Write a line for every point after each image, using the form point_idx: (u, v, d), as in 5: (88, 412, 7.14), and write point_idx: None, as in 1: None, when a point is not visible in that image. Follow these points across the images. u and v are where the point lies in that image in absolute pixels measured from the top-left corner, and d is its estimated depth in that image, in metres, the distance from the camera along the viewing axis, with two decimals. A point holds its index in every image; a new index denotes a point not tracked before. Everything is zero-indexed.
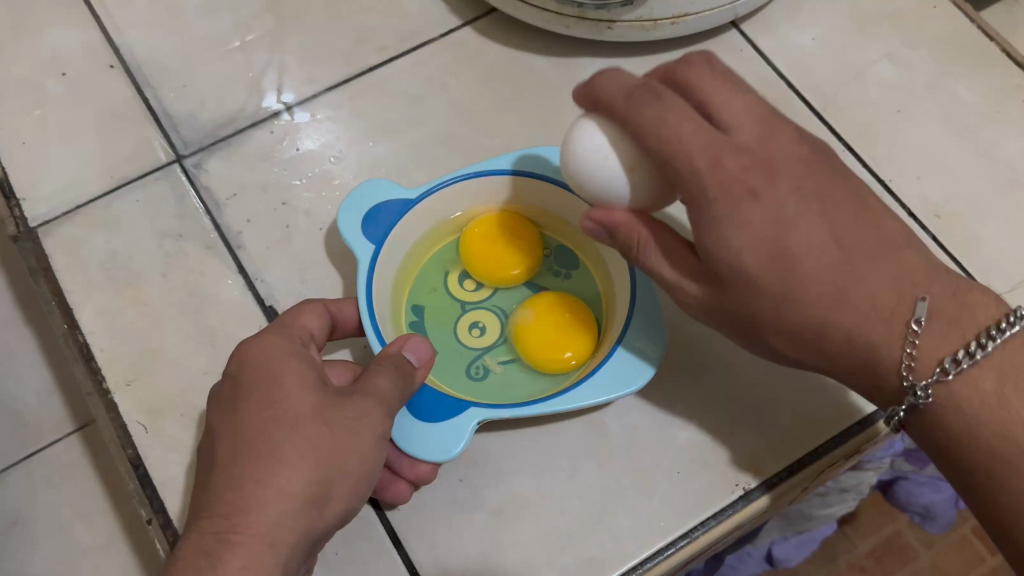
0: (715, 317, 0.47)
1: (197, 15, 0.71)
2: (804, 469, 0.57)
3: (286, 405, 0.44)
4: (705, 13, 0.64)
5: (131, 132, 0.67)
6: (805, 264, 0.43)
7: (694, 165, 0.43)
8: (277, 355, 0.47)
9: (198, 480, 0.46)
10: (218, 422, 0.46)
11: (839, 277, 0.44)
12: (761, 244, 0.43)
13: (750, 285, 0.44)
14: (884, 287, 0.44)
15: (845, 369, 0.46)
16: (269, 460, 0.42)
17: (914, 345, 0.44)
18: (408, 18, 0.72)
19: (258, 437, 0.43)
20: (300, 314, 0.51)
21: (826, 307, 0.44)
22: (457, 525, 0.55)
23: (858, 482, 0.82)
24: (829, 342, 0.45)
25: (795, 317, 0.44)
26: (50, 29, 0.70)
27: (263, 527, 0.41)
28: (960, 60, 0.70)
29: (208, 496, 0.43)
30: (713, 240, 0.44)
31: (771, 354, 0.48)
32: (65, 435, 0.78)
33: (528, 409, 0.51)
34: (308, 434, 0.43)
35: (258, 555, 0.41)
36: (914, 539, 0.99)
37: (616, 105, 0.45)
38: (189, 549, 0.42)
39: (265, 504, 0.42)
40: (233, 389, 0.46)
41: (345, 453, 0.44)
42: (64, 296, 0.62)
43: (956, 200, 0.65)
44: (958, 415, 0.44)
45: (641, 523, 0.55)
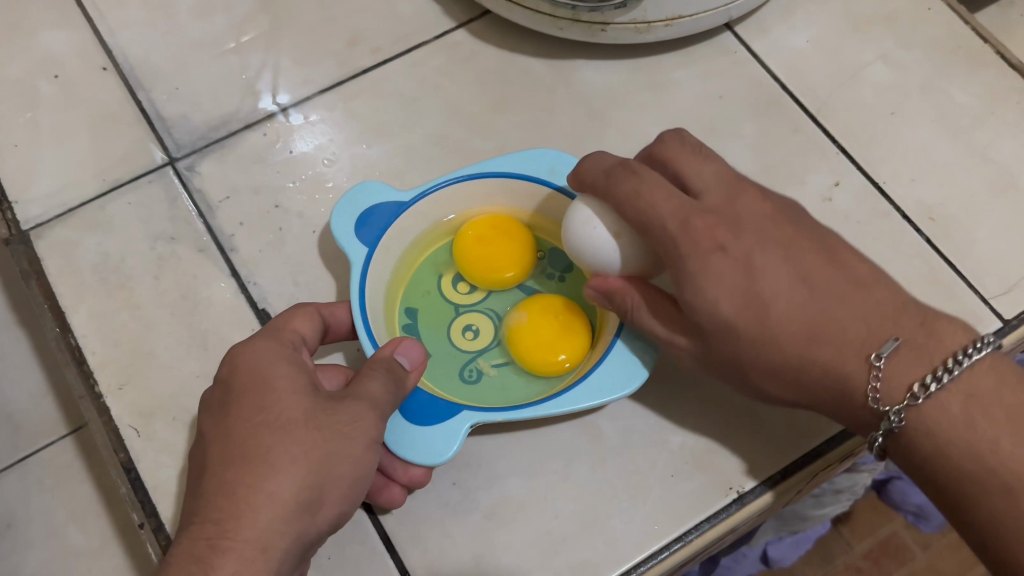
0: (707, 366, 0.50)
1: (191, 16, 0.71)
2: (798, 472, 0.57)
3: (278, 410, 0.44)
4: (699, 15, 0.64)
5: (124, 134, 0.67)
6: (777, 309, 0.47)
7: (661, 228, 0.48)
8: (269, 361, 0.47)
9: (190, 486, 0.45)
10: (210, 427, 0.46)
11: (811, 322, 0.47)
12: (734, 292, 0.47)
13: (728, 333, 0.47)
14: (857, 325, 0.47)
15: (828, 408, 0.49)
16: (261, 464, 0.42)
17: (881, 377, 0.46)
18: (402, 20, 0.71)
19: (250, 442, 0.43)
20: (291, 320, 0.51)
21: (801, 347, 0.47)
22: (450, 529, 0.55)
23: (852, 483, 0.82)
24: (808, 382, 0.48)
25: (773, 358, 0.47)
26: (42, 31, 0.70)
27: (254, 532, 0.41)
28: (954, 61, 0.70)
29: (199, 500, 0.43)
30: (689, 295, 0.47)
31: (760, 396, 0.51)
32: (59, 437, 0.78)
33: (522, 412, 0.51)
34: (300, 439, 0.43)
35: (249, 559, 0.41)
36: (911, 540, 0.98)
37: (598, 183, 0.51)
38: (180, 553, 0.41)
39: (257, 508, 0.41)
40: (225, 395, 0.46)
41: (337, 458, 0.44)
42: (55, 298, 0.61)
43: (950, 202, 0.65)
44: (930, 439, 0.45)
45: (634, 526, 0.55)
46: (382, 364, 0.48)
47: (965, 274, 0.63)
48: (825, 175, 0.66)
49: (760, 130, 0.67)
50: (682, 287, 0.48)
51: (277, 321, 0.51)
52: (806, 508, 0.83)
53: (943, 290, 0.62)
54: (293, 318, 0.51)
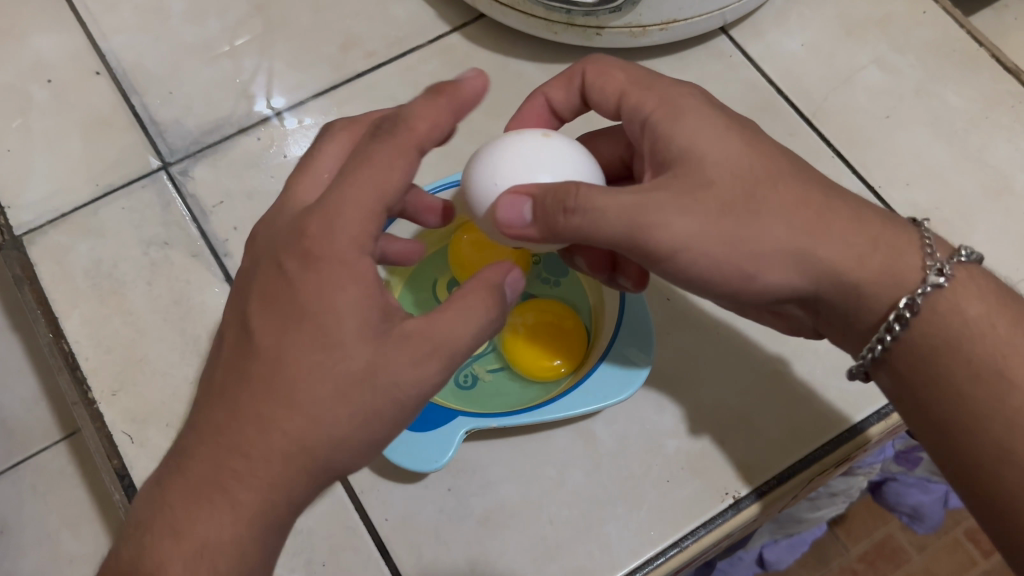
0: (696, 209, 0.42)
1: (184, 21, 0.71)
2: (794, 477, 0.56)
3: (341, 355, 0.38)
4: (693, 19, 0.64)
5: (117, 139, 0.67)
6: (785, 164, 0.45)
7: (672, 86, 0.48)
8: (344, 273, 0.39)
9: (220, 367, 0.41)
10: (257, 329, 0.40)
11: (821, 183, 0.45)
12: (735, 132, 0.45)
13: (737, 164, 0.44)
14: (866, 207, 0.46)
15: (848, 259, 0.44)
16: (305, 413, 0.38)
17: (926, 247, 0.45)
18: (396, 24, 0.71)
19: (298, 381, 0.38)
20: (382, 184, 0.41)
21: (818, 197, 0.44)
22: (445, 535, 0.55)
23: (847, 486, 0.81)
24: (829, 228, 0.44)
25: (787, 202, 0.43)
26: (34, 36, 0.70)
27: (278, 482, 0.38)
28: (948, 65, 0.70)
29: (228, 418, 0.39)
30: (693, 121, 0.45)
31: (773, 271, 0.43)
32: (53, 442, 0.77)
33: (516, 419, 0.51)
34: (353, 401, 0.39)
35: (271, 506, 0.39)
36: (906, 541, 0.98)
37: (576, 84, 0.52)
38: (197, 473, 0.39)
39: (287, 459, 0.38)
40: (287, 299, 0.39)
41: (383, 422, 0.40)
42: (48, 304, 0.61)
43: (945, 206, 0.65)
44: (962, 316, 0.43)
45: (629, 532, 0.55)
46: (487, 285, 0.42)
47: None
48: None
49: None
50: (674, 122, 0.45)
51: (363, 180, 0.40)
52: (801, 511, 0.82)
53: None
54: (388, 177, 0.41)
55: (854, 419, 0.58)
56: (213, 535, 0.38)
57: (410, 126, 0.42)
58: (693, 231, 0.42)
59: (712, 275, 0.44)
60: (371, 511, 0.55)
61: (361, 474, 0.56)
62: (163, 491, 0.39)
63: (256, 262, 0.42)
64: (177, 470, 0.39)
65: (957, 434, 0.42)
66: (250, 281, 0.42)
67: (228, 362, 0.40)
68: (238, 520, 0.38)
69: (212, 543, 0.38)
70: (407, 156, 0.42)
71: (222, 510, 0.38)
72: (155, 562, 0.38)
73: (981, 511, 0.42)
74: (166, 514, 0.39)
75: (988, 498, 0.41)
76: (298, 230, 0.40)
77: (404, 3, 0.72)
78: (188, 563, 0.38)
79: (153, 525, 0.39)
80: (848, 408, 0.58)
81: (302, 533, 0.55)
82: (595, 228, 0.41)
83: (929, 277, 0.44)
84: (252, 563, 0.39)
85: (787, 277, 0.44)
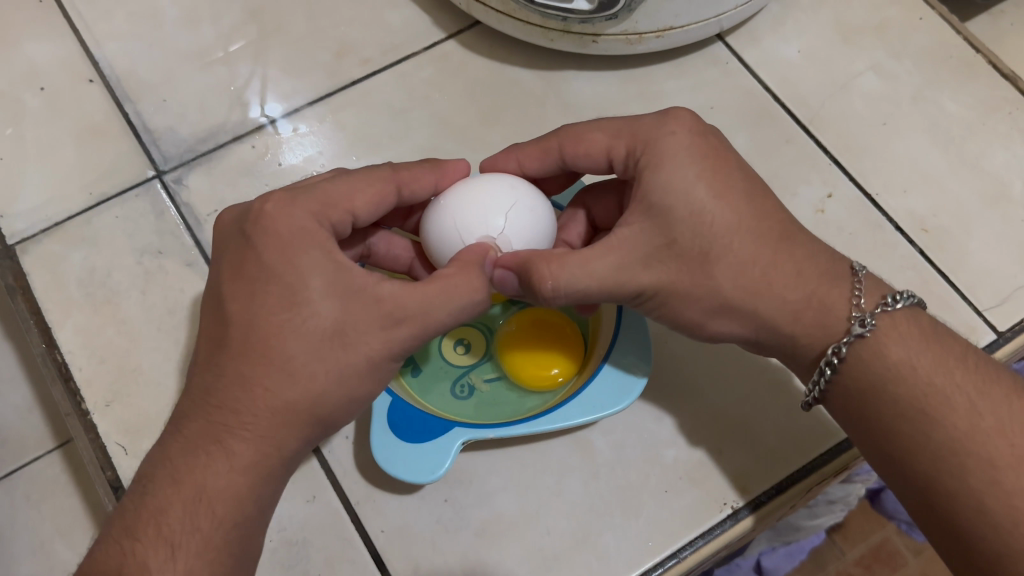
0: (659, 264, 0.47)
1: (178, 28, 0.71)
2: (793, 486, 0.56)
3: (307, 314, 0.43)
4: (690, 27, 0.63)
5: (110, 146, 0.66)
6: (747, 209, 0.47)
7: (652, 122, 0.48)
8: (308, 240, 0.44)
9: (203, 338, 0.46)
10: (228, 299, 0.45)
11: (779, 229, 0.48)
12: (709, 179, 0.46)
13: (702, 219, 0.46)
14: (811, 255, 0.48)
15: (784, 314, 0.47)
16: (284, 371, 0.43)
17: (855, 291, 0.48)
18: (391, 31, 0.71)
19: (272, 339, 0.43)
20: (356, 195, 0.48)
21: (773, 241, 0.47)
22: (442, 547, 0.54)
23: (846, 493, 0.81)
24: (770, 283, 0.47)
25: (740, 253, 0.46)
26: (27, 42, 0.69)
27: (267, 433, 0.44)
28: (945, 71, 0.70)
29: (215, 379, 0.44)
30: (668, 173, 0.46)
31: (712, 305, 0.48)
32: (46, 452, 0.76)
33: (513, 430, 0.51)
34: (325, 357, 0.44)
35: (264, 455, 0.44)
36: (903, 546, 0.97)
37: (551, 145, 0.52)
38: (193, 431, 0.44)
39: (273, 412, 0.43)
40: (254, 263, 0.44)
41: (358, 376, 0.45)
42: (42, 314, 0.61)
43: (942, 213, 0.65)
44: (883, 360, 0.46)
45: (628, 543, 0.54)
46: (472, 266, 0.46)
47: (958, 285, 0.62)
48: (817, 186, 0.66)
49: (751, 140, 0.67)
50: (654, 171, 0.46)
51: (341, 188, 0.48)
52: (801, 519, 0.82)
53: (936, 302, 0.62)
54: (362, 191, 0.48)
55: None
56: (211, 482, 0.43)
57: (395, 167, 0.50)
58: (661, 282, 0.47)
59: (681, 312, 0.49)
60: (366, 521, 0.55)
61: (357, 485, 0.56)
62: (161, 451, 0.45)
63: (222, 244, 0.47)
64: (176, 432, 0.45)
65: (894, 467, 0.45)
66: (221, 255, 0.47)
67: (208, 334, 0.46)
68: (232, 468, 0.43)
69: (209, 489, 0.43)
70: (384, 189, 0.49)
71: (216, 459, 0.43)
72: (158, 505, 0.42)
73: (941, 532, 0.43)
74: (165, 468, 0.43)
75: (932, 528, 0.44)
76: (259, 205, 0.46)
77: (399, 9, 0.72)
78: (188, 506, 0.42)
79: (155, 479, 0.43)
80: None
81: (298, 543, 0.54)
82: (579, 296, 0.47)
83: (853, 328, 0.46)
84: (246, 509, 0.44)
85: (731, 326, 0.49)
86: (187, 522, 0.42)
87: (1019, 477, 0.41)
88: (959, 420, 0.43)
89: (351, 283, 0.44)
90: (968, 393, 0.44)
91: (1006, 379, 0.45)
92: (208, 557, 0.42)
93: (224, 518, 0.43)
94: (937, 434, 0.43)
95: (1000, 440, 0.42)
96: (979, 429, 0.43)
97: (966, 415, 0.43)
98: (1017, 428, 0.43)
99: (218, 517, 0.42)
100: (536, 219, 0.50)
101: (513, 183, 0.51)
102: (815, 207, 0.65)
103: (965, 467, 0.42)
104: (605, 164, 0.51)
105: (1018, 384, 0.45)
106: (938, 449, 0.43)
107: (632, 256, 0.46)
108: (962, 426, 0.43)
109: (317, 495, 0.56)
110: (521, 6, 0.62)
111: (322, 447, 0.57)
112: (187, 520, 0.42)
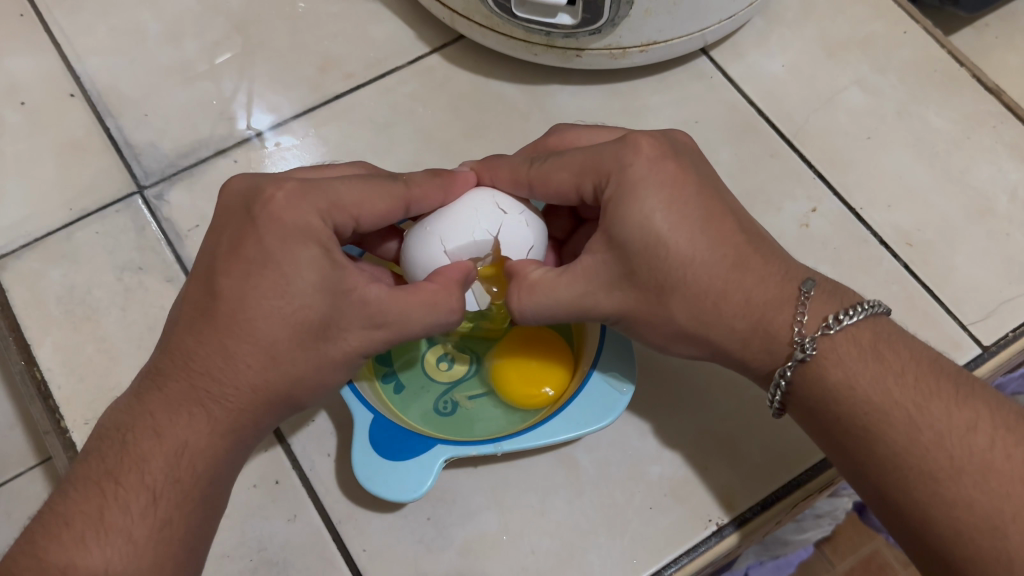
0: (621, 291, 0.48)
1: (161, 42, 0.70)
2: (776, 503, 0.56)
3: (295, 301, 0.44)
4: (673, 41, 0.63)
5: (90, 162, 0.66)
6: (703, 238, 0.46)
7: (613, 153, 0.48)
8: (310, 238, 0.44)
9: (189, 300, 0.46)
10: (221, 272, 0.45)
11: (739, 252, 0.47)
12: (667, 209, 0.46)
13: (656, 250, 0.46)
14: (763, 279, 0.47)
15: (733, 341, 0.48)
16: (265, 354, 0.44)
17: (798, 313, 0.46)
18: (375, 46, 0.70)
19: (256, 323, 0.44)
20: (365, 204, 0.47)
21: (727, 270, 0.47)
22: (424, 567, 0.54)
23: (834, 506, 0.76)
24: (720, 313, 0.47)
25: (696, 284, 0.46)
26: (9, 57, 0.69)
27: (246, 405, 0.45)
28: (929, 86, 0.70)
29: (196, 346, 0.45)
30: (628, 208, 0.46)
31: (671, 334, 0.49)
32: (27, 468, 0.72)
33: (496, 447, 0.51)
34: (305, 347, 0.45)
35: (240, 422, 0.46)
36: (894, 558, 0.88)
37: (522, 175, 0.51)
38: (173, 388, 0.45)
39: (253, 390, 0.45)
40: (254, 247, 0.44)
41: (332, 365, 0.46)
42: (21, 331, 0.60)
43: (928, 228, 0.65)
44: (824, 382, 0.45)
45: (612, 563, 0.54)
46: (454, 285, 0.47)
47: (942, 299, 0.62)
48: (802, 201, 0.66)
49: (735, 155, 0.67)
50: (614, 206, 0.46)
51: (352, 191, 0.47)
52: (788, 533, 0.76)
53: (921, 317, 0.62)
54: (372, 202, 0.48)
55: None
56: (191, 441, 0.45)
57: (408, 181, 0.49)
58: (622, 307, 0.48)
59: (644, 334, 0.50)
60: (349, 542, 0.54)
61: (338, 503, 0.55)
62: (142, 402, 0.46)
63: (225, 214, 0.47)
64: (154, 386, 0.46)
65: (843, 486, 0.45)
66: (224, 222, 0.46)
67: (195, 295, 0.46)
68: (212, 431, 0.45)
69: (189, 447, 0.45)
70: (394, 202, 0.48)
71: (197, 421, 0.45)
72: (138, 457, 0.44)
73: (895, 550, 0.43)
74: (145, 419, 0.45)
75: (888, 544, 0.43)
76: (271, 190, 0.45)
77: (383, 23, 0.71)
78: (169, 460, 0.44)
79: (135, 427, 0.45)
80: None
81: (280, 565, 0.54)
82: (549, 317, 0.50)
83: (796, 353, 0.46)
84: (219, 464, 0.46)
85: (691, 349, 0.50)
86: (167, 473, 0.44)
87: (958, 488, 0.41)
88: (900, 434, 0.43)
89: (341, 282, 0.45)
90: (905, 408, 0.43)
91: (945, 386, 0.44)
92: (184, 506, 0.44)
93: (201, 474, 0.45)
94: (879, 448, 0.44)
95: (935, 461, 0.42)
96: (917, 443, 0.42)
97: (906, 428, 0.43)
98: (955, 439, 0.42)
99: (197, 473, 0.45)
100: (519, 234, 0.50)
101: (498, 200, 0.51)
102: (799, 221, 0.65)
103: (908, 480, 0.42)
104: (576, 195, 0.50)
105: (959, 390, 0.44)
106: (882, 463, 0.43)
107: (595, 282, 0.48)
108: (901, 441, 0.43)
109: (298, 515, 0.55)
110: (505, 21, 0.62)
111: (287, 433, 0.57)
112: (168, 472, 0.44)
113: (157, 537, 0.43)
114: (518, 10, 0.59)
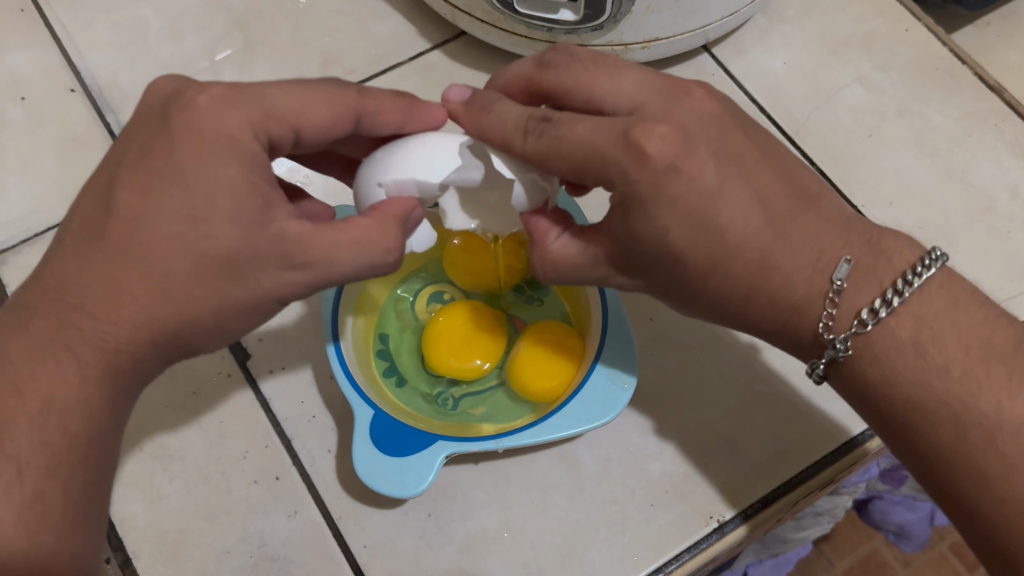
0: (640, 273, 0.46)
1: (161, 38, 0.70)
2: (780, 498, 0.56)
3: (199, 229, 0.40)
4: (674, 37, 0.63)
5: (91, 156, 0.66)
6: (720, 241, 0.42)
7: (616, 159, 0.41)
8: (230, 151, 0.40)
9: (80, 216, 0.42)
10: (119, 191, 0.40)
11: (770, 243, 0.43)
12: (682, 222, 0.41)
13: (673, 261, 0.43)
14: (791, 276, 0.44)
15: (765, 332, 0.47)
16: (155, 288, 0.40)
17: (829, 303, 0.44)
18: (376, 42, 0.70)
19: (147, 252, 0.40)
20: (306, 112, 0.43)
21: (754, 270, 0.43)
22: (426, 563, 0.54)
23: (835, 505, 0.76)
24: (745, 312, 0.45)
25: (720, 285, 0.44)
26: (9, 52, 0.69)
27: (127, 344, 0.41)
28: (931, 84, 0.70)
29: (75, 277, 0.41)
30: (637, 223, 0.42)
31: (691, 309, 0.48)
32: None
33: (494, 445, 0.50)
34: (203, 279, 0.40)
35: (114, 367, 0.42)
36: (892, 556, 0.90)
37: (515, 146, 0.45)
38: (43, 330, 0.41)
39: (136, 327, 0.41)
40: (164, 161, 0.40)
41: (235, 306, 0.41)
42: None
43: (929, 225, 0.65)
44: (858, 381, 0.45)
45: (614, 559, 0.54)
46: (391, 222, 0.43)
47: None
48: None
49: None
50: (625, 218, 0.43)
51: (291, 99, 0.43)
52: (788, 531, 0.76)
53: None
54: (314, 108, 0.43)
55: (843, 437, 0.57)
56: (60, 394, 0.41)
57: (362, 93, 0.46)
58: (642, 285, 0.47)
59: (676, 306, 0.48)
60: (349, 538, 0.54)
61: (338, 499, 0.55)
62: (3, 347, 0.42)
63: (142, 120, 0.43)
64: (22, 326, 0.42)
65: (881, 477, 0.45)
66: (136, 133, 0.42)
67: (83, 218, 0.41)
68: (81, 379, 0.42)
69: (59, 399, 0.41)
70: (342, 112, 0.45)
71: (66, 369, 0.41)
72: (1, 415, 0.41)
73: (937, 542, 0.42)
74: (7, 369, 0.41)
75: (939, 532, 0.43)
76: (196, 93, 0.41)
77: (385, 19, 0.71)
78: (36, 417, 0.41)
79: None
80: (836, 425, 0.57)
81: (281, 561, 0.54)
82: (569, 278, 0.49)
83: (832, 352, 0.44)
84: (98, 419, 0.43)
85: None
86: (36, 434, 0.41)
87: (1012, 486, 0.40)
88: (946, 430, 0.42)
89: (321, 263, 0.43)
90: (954, 404, 0.42)
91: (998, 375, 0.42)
92: (59, 472, 0.42)
93: (74, 432, 0.42)
94: (924, 443, 0.43)
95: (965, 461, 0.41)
96: (964, 441, 0.42)
97: (951, 427, 0.42)
98: (1009, 441, 0.41)
99: (69, 432, 0.42)
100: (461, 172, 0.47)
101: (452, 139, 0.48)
102: None
103: (956, 472, 0.42)
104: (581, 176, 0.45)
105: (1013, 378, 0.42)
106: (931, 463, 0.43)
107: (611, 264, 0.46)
108: (947, 440, 0.42)
109: (298, 510, 0.55)
110: (506, 17, 0.62)
111: (260, 378, 0.58)
112: (35, 434, 0.41)
113: (28, 511, 0.40)
114: (519, 6, 0.59)
